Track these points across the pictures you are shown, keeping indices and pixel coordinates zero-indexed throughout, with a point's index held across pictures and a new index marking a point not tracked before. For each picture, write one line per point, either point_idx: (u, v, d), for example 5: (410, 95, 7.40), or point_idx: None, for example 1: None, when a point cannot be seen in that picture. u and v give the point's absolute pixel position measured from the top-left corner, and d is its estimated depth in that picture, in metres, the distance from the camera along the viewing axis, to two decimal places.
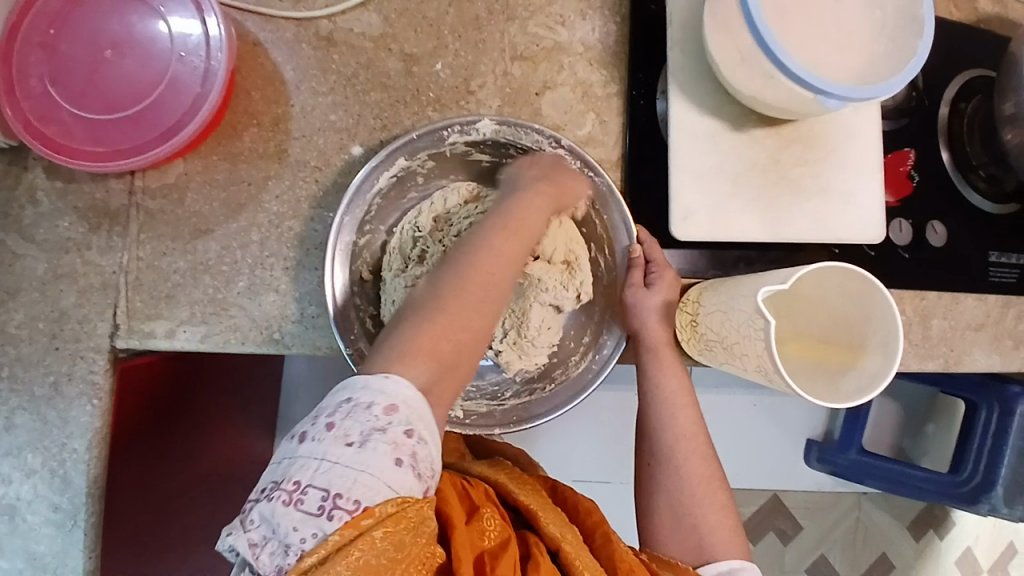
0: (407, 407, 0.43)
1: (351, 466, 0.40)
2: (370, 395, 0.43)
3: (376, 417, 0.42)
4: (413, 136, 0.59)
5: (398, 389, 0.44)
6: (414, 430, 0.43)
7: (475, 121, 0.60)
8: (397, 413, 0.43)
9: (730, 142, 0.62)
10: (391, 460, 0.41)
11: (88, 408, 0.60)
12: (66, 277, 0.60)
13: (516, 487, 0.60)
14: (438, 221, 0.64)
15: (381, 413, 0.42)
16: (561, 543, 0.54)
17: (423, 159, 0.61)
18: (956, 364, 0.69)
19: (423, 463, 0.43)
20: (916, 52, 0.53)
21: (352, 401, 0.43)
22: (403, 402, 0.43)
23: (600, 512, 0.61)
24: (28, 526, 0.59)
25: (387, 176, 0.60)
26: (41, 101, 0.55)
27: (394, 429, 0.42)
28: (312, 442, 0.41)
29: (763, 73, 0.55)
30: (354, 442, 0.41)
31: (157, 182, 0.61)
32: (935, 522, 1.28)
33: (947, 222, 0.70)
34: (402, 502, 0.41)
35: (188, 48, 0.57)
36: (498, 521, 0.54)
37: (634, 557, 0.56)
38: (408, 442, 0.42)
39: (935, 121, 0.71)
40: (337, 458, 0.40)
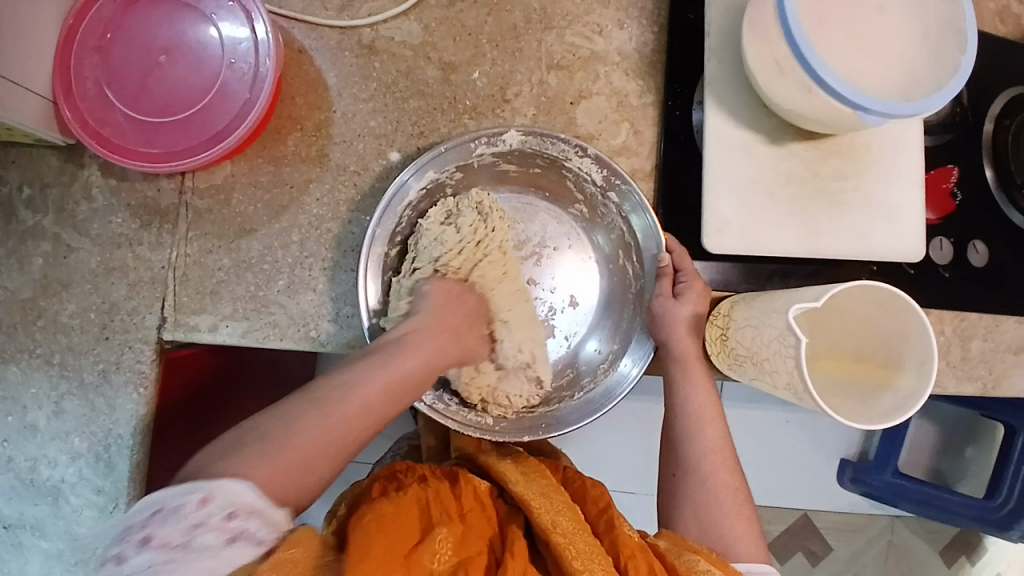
0: (222, 492, 0.41)
1: (197, 560, 0.39)
2: (174, 496, 0.41)
3: (187, 516, 0.40)
4: (443, 147, 0.60)
5: (212, 483, 0.41)
6: (237, 511, 0.41)
7: (502, 133, 0.61)
8: (213, 502, 0.41)
9: (765, 155, 0.62)
10: (223, 544, 0.40)
11: (133, 396, 0.62)
12: (117, 271, 0.63)
13: (514, 479, 0.63)
14: (447, 215, 0.62)
15: (193, 508, 0.40)
16: (552, 534, 0.55)
17: (453, 170, 0.63)
18: (993, 388, 0.68)
19: (263, 535, 0.42)
20: (959, 69, 0.52)
21: (161, 508, 0.40)
22: (221, 491, 0.41)
23: (606, 497, 0.62)
24: (71, 508, 0.62)
25: (418, 187, 0.61)
26: (98, 104, 0.58)
27: (215, 517, 0.40)
28: (134, 561, 0.39)
29: (800, 85, 0.54)
30: (177, 543, 0.39)
31: (205, 182, 0.64)
32: (968, 547, 1.25)
33: (989, 242, 0.69)
34: (256, 571, 0.40)
35: (237, 55, 0.59)
36: (453, 539, 0.52)
37: (637, 540, 0.56)
38: (231, 525, 0.41)
39: (979, 136, 0.70)
40: (176, 562, 0.39)
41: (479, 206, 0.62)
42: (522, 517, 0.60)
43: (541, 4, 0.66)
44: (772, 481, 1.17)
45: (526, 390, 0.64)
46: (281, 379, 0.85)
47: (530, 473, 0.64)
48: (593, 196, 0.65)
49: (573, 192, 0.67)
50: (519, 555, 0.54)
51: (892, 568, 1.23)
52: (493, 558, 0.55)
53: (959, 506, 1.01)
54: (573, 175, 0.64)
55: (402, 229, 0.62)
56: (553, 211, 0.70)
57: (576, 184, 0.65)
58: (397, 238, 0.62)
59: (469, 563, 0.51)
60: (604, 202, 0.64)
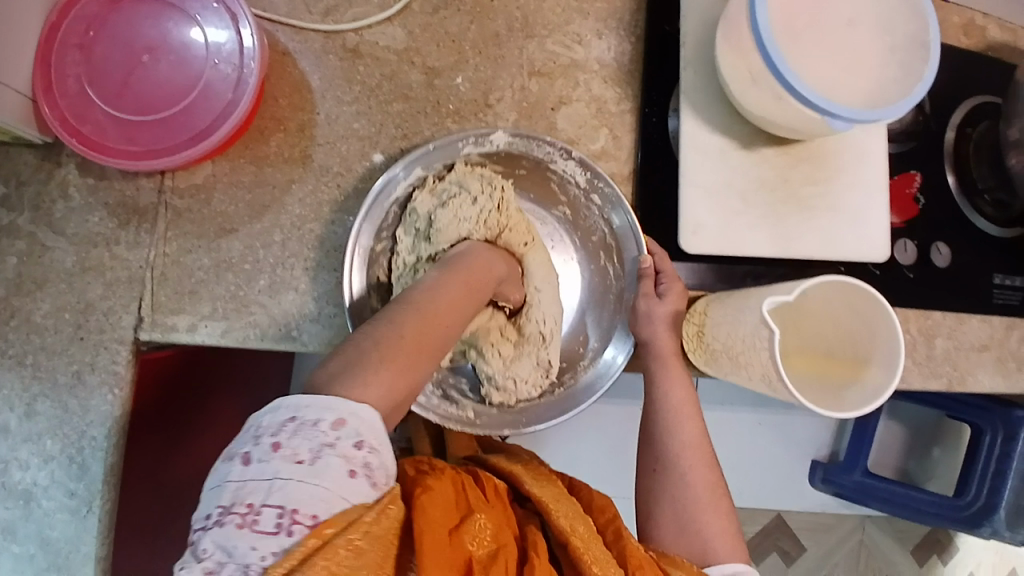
0: (357, 418, 0.39)
1: (316, 481, 0.37)
2: (312, 408, 0.39)
3: (322, 431, 0.38)
4: (431, 146, 0.61)
5: (348, 402, 0.40)
6: (366, 441, 0.39)
7: (490, 133, 0.62)
8: (347, 426, 0.39)
9: (740, 159, 0.64)
10: (345, 473, 0.38)
11: (108, 397, 0.61)
12: (93, 270, 0.62)
13: (530, 480, 0.64)
14: (434, 194, 0.62)
15: (327, 425, 0.39)
16: (570, 536, 0.56)
17: (440, 169, 0.63)
18: (958, 384, 0.70)
19: (375, 469, 0.40)
20: (921, 78, 0.55)
21: (295, 418, 0.39)
22: (356, 414, 0.40)
23: (613, 509, 0.64)
24: (42, 511, 0.60)
25: (405, 184, 0.62)
26: (78, 101, 0.58)
27: (344, 441, 0.39)
28: (258, 465, 0.37)
29: (773, 95, 0.57)
30: (304, 458, 0.37)
31: (185, 182, 0.63)
32: (935, 546, 1.29)
33: (951, 244, 0.72)
34: (364, 515, 0.38)
35: (222, 56, 0.59)
36: (491, 527, 0.53)
37: (644, 553, 0.57)
38: (360, 455, 0.39)
39: (941, 144, 0.73)
40: (294, 474, 0.36)
41: (468, 179, 0.63)
42: (538, 518, 0.61)
43: (523, 12, 0.68)
44: (747, 485, 1.19)
45: (532, 376, 0.65)
46: (259, 383, 0.84)
47: (542, 478, 0.65)
48: (576, 198, 0.67)
49: (556, 194, 0.68)
50: (543, 553, 0.55)
51: (864, 568, 1.25)
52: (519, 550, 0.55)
53: (928, 505, 1.05)
54: (557, 176, 0.66)
55: (388, 224, 0.64)
56: (536, 212, 0.70)
57: (559, 185, 0.67)
58: (383, 234, 0.63)
59: (504, 550, 0.53)
60: (587, 203, 0.67)
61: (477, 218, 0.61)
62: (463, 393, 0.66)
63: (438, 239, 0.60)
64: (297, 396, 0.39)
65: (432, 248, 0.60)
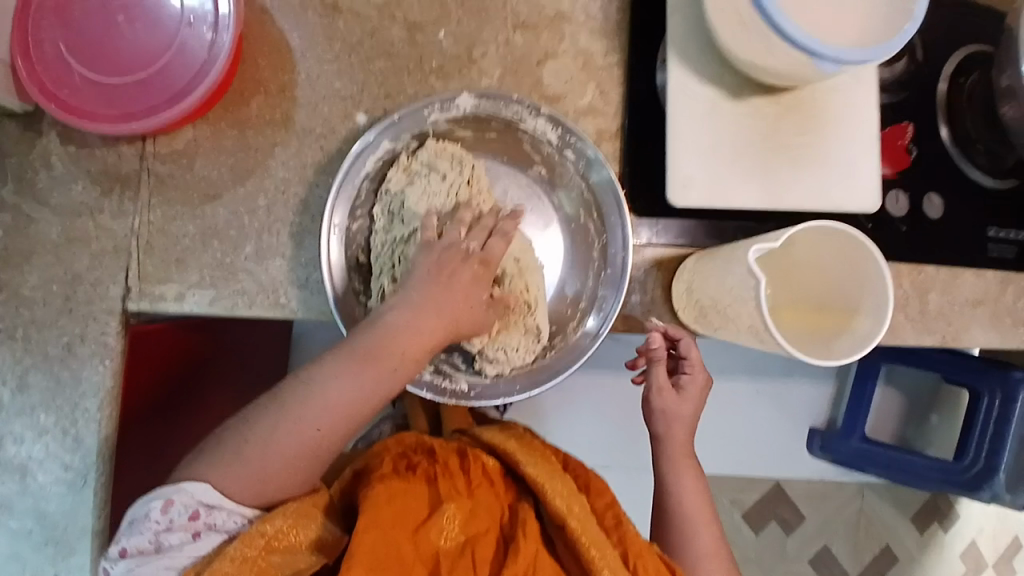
0: (179, 496, 0.51)
1: (169, 557, 0.51)
2: (142, 507, 0.52)
3: (154, 520, 0.51)
4: (395, 118, 0.61)
5: (174, 487, 0.51)
6: (195, 512, 0.51)
7: (455, 98, 0.61)
8: (172, 507, 0.51)
9: (727, 110, 0.63)
10: (189, 537, 0.51)
11: (100, 367, 0.61)
12: (79, 241, 0.62)
13: (524, 458, 0.63)
14: (409, 173, 0.62)
15: (158, 513, 0.51)
16: (566, 519, 0.57)
17: (411, 140, 0.63)
18: (953, 340, 0.70)
19: (230, 523, 0.52)
20: (912, 18, 0.54)
21: (135, 520, 0.52)
22: (181, 494, 0.51)
23: (611, 493, 0.64)
24: (38, 485, 0.60)
25: (373, 160, 0.62)
26: (55, 65, 0.57)
27: (178, 518, 0.51)
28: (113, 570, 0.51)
29: (760, 37, 0.56)
30: (149, 547, 0.51)
31: (167, 148, 0.63)
32: (938, 513, 1.28)
33: (942, 194, 0.71)
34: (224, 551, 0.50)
35: (198, 17, 0.58)
36: (461, 516, 0.57)
37: (644, 539, 0.59)
38: (193, 523, 0.51)
39: (933, 95, 0.72)
40: (140, 563, 0.50)
41: (439, 153, 0.62)
42: (532, 497, 0.62)
43: None
44: (745, 454, 1.19)
45: (524, 342, 0.65)
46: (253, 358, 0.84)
47: (537, 456, 0.64)
48: (550, 156, 0.66)
49: (530, 155, 0.67)
50: (532, 533, 0.58)
51: (863, 535, 1.26)
52: (501, 535, 0.58)
53: (927, 469, 1.04)
54: (529, 136, 0.65)
55: (362, 202, 0.63)
56: (514, 174, 0.69)
57: (532, 146, 0.66)
58: (359, 213, 0.63)
59: (475, 541, 0.56)
60: (561, 162, 0.66)
61: (448, 192, 0.62)
62: (456, 368, 0.65)
63: (412, 219, 0.61)
64: (135, 504, 0.52)
65: (409, 227, 0.61)
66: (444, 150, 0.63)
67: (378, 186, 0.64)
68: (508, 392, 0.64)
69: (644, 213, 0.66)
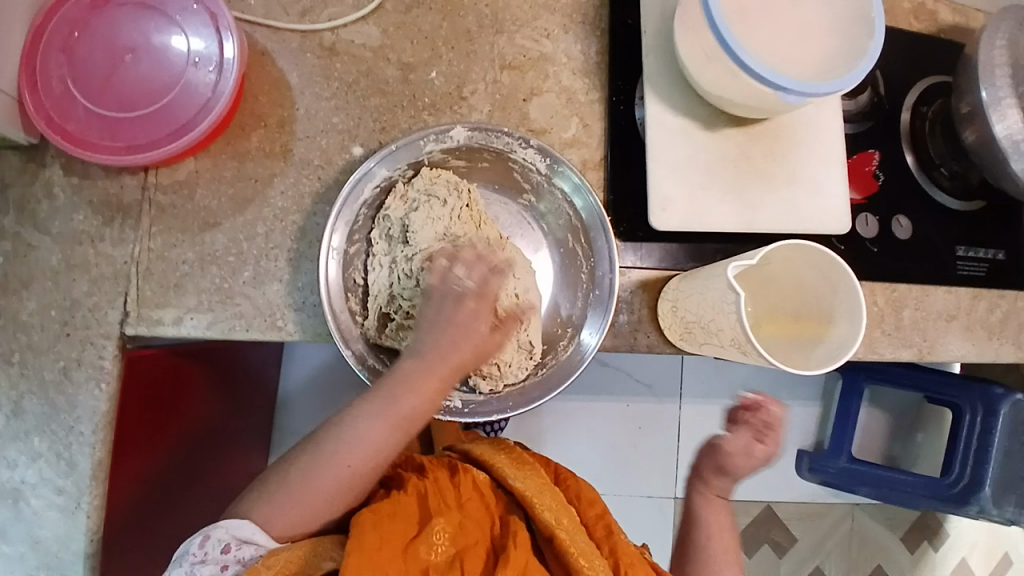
0: (216, 531, 0.55)
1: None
2: (187, 545, 0.56)
3: (192, 554, 0.55)
4: (393, 146, 0.63)
5: (212, 524, 0.56)
6: (229, 543, 0.55)
7: (449, 129, 0.64)
8: (209, 540, 0.55)
9: (703, 140, 0.67)
10: (219, 570, 0.54)
11: (96, 392, 0.62)
12: (79, 267, 0.63)
13: (513, 473, 0.64)
14: (405, 202, 0.65)
15: (196, 547, 0.55)
16: (555, 530, 0.59)
17: (406, 168, 0.65)
18: (928, 353, 0.73)
19: (252, 561, 0.55)
20: (869, 51, 0.58)
21: (179, 555, 0.56)
22: (219, 529, 0.55)
23: (602, 502, 0.64)
24: (31, 510, 0.60)
25: (372, 186, 0.64)
26: (62, 99, 0.59)
27: (213, 552, 0.55)
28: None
29: (727, 72, 0.60)
30: None
31: (168, 178, 0.65)
32: (928, 530, 1.28)
33: (911, 217, 0.75)
34: None
35: (201, 56, 0.61)
36: (450, 530, 0.57)
37: (634, 549, 0.61)
38: (226, 554, 0.54)
39: (896, 124, 0.77)
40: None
41: (434, 181, 0.65)
42: (521, 510, 0.63)
43: (492, 10, 0.71)
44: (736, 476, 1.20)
45: (516, 358, 0.66)
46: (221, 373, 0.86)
47: (526, 468, 0.65)
48: (539, 184, 0.69)
49: (520, 183, 0.70)
50: (521, 543, 0.59)
51: (856, 554, 1.26)
52: (493, 546, 0.59)
53: (914, 486, 1.04)
54: (518, 165, 0.67)
55: (360, 226, 0.65)
56: (505, 202, 0.73)
57: (521, 174, 0.69)
58: (355, 236, 0.65)
59: (465, 554, 0.56)
60: (549, 189, 0.68)
61: (450, 217, 0.65)
62: None
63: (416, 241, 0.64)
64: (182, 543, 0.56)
65: (411, 250, 0.64)
66: (439, 178, 0.65)
67: (374, 211, 0.66)
68: (499, 408, 0.65)
69: (628, 238, 0.69)
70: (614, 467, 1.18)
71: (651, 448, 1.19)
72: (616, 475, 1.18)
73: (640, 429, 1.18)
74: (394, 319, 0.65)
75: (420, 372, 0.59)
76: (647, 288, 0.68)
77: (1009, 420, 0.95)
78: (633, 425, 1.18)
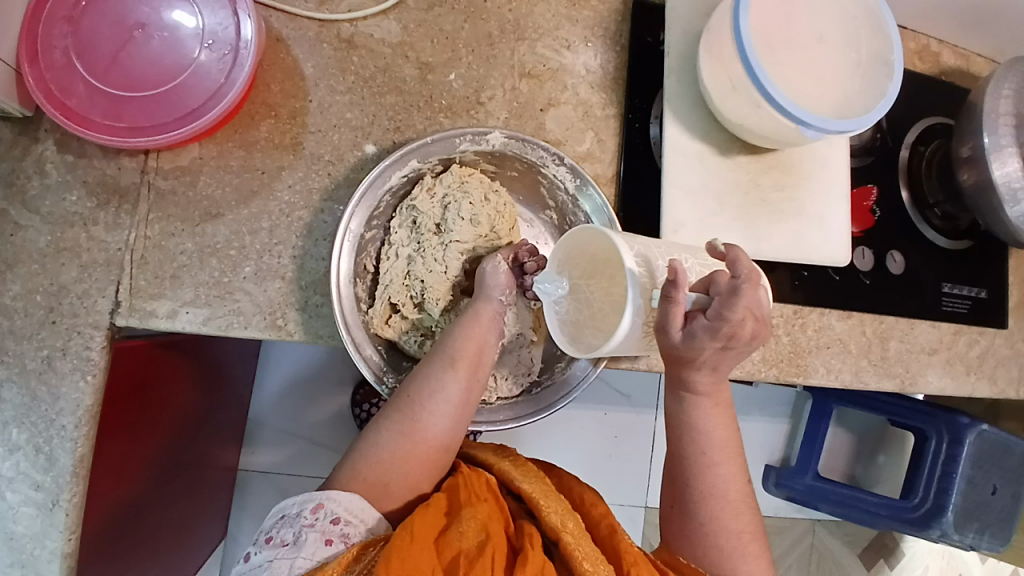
0: (330, 500, 0.53)
1: (304, 553, 0.49)
2: (294, 503, 0.53)
3: (303, 517, 0.52)
4: (427, 140, 0.61)
5: (327, 492, 0.53)
6: (340, 517, 0.52)
7: (487, 133, 0.62)
8: (322, 508, 0.52)
9: (716, 165, 0.68)
10: (323, 542, 0.50)
11: (80, 384, 0.59)
12: (68, 251, 0.60)
13: (519, 475, 0.61)
14: (432, 196, 0.63)
15: (308, 512, 0.52)
16: (561, 532, 0.55)
17: (436, 163, 0.64)
18: (910, 384, 0.75)
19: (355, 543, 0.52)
20: (886, 94, 0.60)
21: (283, 515, 0.53)
22: (332, 500, 0.53)
23: (605, 504, 0.61)
24: (7, 504, 0.57)
25: (399, 175, 0.62)
26: (65, 74, 0.56)
27: (322, 520, 0.52)
28: (254, 557, 0.50)
29: (751, 103, 0.61)
30: (288, 541, 0.50)
31: (170, 164, 0.62)
32: (884, 549, 1.32)
33: (904, 252, 0.78)
34: (334, 564, 0.49)
35: (216, 39, 0.59)
36: (480, 520, 0.54)
37: (638, 549, 0.56)
38: (336, 528, 0.51)
39: (894, 160, 0.79)
40: (279, 554, 0.50)
41: (465, 180, 0.64)
42: (529, 516, 0.60)
43: (515, 16, 0.70)
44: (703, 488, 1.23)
45: (513, 373, 0.66)
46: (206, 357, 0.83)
47: (534, 474, 0.62)
48: (564, 203, 0.68)
49: (546, 199, 0.70)
50: (539, 544, 0.53)
51: (814, 569, 1.30)
52: (509, 544, 0.54)
53: (880, 507, 1.08)
54: (547, 180, 0.66)
55: (379, 213, 0.63)
56: (524, 213, 0.73)
57: (548, 190, 0.68)
58: (373, 222, 0.63)
59: (495, 539, 0.52)
60: (573, 211, 0.67)
61: (484, 214, 0.64)
62: None
63: (449, 236, 0.63)
64: (290, 499, 0.53)
65: (445, 247, 0.64)
66: (476, 177, 0.64)
67: (396, 201, 0.64)
68: (489, 420, 0.63)
69: None
70: (590, 474, 1.19)
71: (628, 457, 1.20)
72: (592, 482, 1.19)
73: (617, 438, 1.20)
74: (400, 312, 0.63)
75: (470, 327, 0.60)
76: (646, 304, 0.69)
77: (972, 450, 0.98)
78: (609, 433, 1.20)
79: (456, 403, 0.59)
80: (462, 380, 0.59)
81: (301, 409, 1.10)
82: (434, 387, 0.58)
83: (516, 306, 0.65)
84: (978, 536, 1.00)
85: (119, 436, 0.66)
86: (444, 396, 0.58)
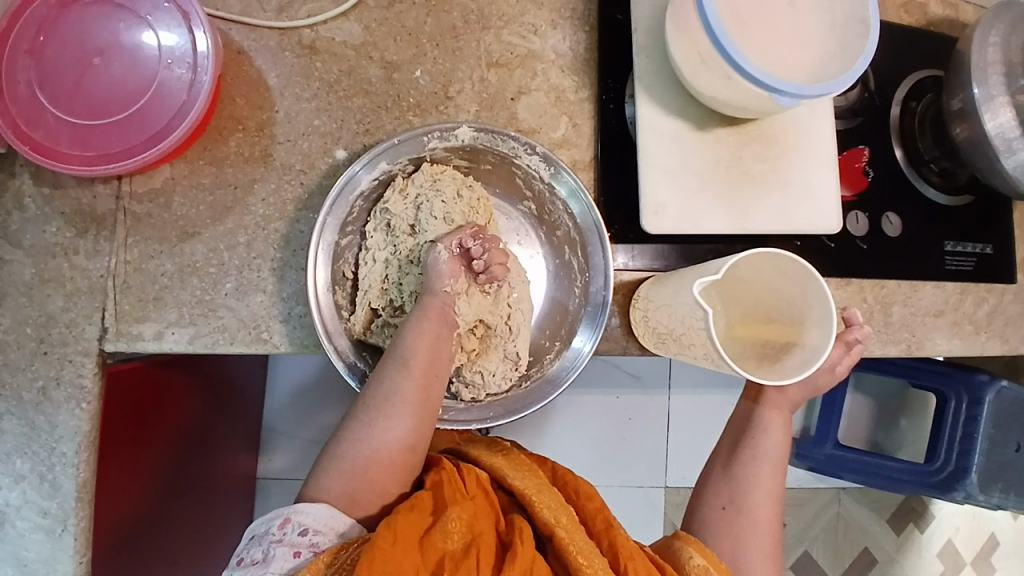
0: (296, 514, 0.54)
1: (273, 568, 0.51)
2: (263, 522, 0.54)
3: (271, 533, 0.53)
4: (395, 141, 0.60)
5: (293, 506, 0.54)
6: (308, 528, 0.53)
7: (454, 128, 0.61)
8: (289, 522, 0.53)
9: (693, 141, 0.66)
10: (291, 555, 0.51)
11: (76, 412, 0.60)
12: (53, 282, 0.61)
13: (511, 471, 0.61)
14: (405, 197, 0.63)
15: (276, 528, 0.53)
16: (554, 528, 0.55)
17: (407, 163, 0.63)
18: (916, 349, 0.73)
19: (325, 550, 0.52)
20: (863, 51, 0.57)
21: (254, 535, 0.54)
22: (299, 513, 0.54)
23: (600, 497, 0.61)
24: (17, 531, 0.59)
25: (370, 178, 0.61)
26: (29, 106, 0.57)
27: (290, 534, 0.53)
28: None
29: (723, 75, 0.59)
30: (258, 559, 0.52)
31: (144, 187, 0.63)
32: (913, 513, 1.30)
33: (901, 214, 0.75)
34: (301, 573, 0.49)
35: (175, 57, 0.58)
36: (465, 519, 0.54)
37: (634, 543, 0.56)
38: (303, 539, 0.52)
39: (885, 120, 0.76)
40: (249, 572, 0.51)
41: (437, 178, 0.63)
42: (521, 510, 0.59)
43: (478, 5, 0.68)
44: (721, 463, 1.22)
45: (501, 368, 0.64)
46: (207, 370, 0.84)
47: (526, 469, 0.62)
48: (542, 193, 0.67)
49: (522, 189, 0.68)
50: (528, 539, 0.53)
51: (842, 540, 1.28)
52: (499, 541, 0.54)
53: (900, 473, 1.05)
54: (521, 170, 0.65)
55: (353, 218, 0.62)
56: (502, 206, 0.72)
57: (525, 181, 0.67)
58: (348, 228, 0.62)
59: (481, 540, 0.52)
60: (551, 201, 0.66)
61: (454, 208, 0.63)
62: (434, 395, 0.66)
63: (422, 234, 0.63)
64: (258, 520, 0.55)
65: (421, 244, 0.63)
66: (447, 172, 0.64)
67: (369, 205, 0.64)
68: (481, 418, 0.62)
69: (620, 240, 0.67)
70: (604, 459, 1.19)
71: (642, 439, 1.19)
72: (606, 467, 1.19)
73: (630, 421, 1.19)
74: (381, 316, 0.64)
75: (420, 323, 0.59)
76: (633, 289, 0.68)
77: (992, 409, 0.96)
78: (621, 417, 1.19)
79: (414, 402, 0.58)
80: (415, 377, 0.58)
81: (311, 414, 1.11)
82: (389, 388, 0.58)
83: (467, 293, 0.62)
84: (1005, 496, 0.98)
85: (121, 457, 0.67)
86: (401, 397, 0.58)
